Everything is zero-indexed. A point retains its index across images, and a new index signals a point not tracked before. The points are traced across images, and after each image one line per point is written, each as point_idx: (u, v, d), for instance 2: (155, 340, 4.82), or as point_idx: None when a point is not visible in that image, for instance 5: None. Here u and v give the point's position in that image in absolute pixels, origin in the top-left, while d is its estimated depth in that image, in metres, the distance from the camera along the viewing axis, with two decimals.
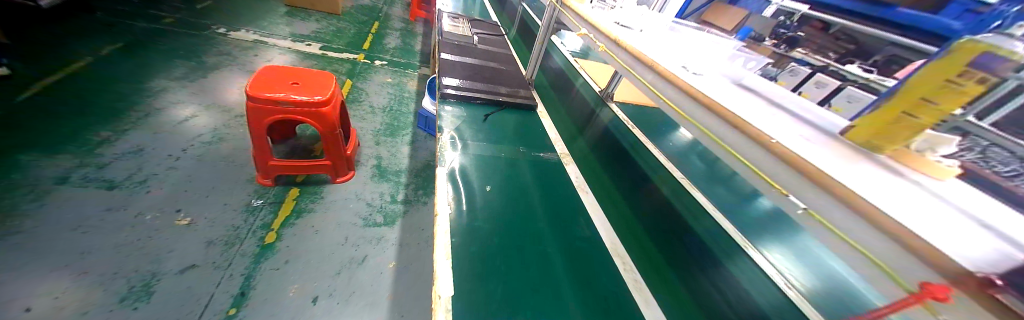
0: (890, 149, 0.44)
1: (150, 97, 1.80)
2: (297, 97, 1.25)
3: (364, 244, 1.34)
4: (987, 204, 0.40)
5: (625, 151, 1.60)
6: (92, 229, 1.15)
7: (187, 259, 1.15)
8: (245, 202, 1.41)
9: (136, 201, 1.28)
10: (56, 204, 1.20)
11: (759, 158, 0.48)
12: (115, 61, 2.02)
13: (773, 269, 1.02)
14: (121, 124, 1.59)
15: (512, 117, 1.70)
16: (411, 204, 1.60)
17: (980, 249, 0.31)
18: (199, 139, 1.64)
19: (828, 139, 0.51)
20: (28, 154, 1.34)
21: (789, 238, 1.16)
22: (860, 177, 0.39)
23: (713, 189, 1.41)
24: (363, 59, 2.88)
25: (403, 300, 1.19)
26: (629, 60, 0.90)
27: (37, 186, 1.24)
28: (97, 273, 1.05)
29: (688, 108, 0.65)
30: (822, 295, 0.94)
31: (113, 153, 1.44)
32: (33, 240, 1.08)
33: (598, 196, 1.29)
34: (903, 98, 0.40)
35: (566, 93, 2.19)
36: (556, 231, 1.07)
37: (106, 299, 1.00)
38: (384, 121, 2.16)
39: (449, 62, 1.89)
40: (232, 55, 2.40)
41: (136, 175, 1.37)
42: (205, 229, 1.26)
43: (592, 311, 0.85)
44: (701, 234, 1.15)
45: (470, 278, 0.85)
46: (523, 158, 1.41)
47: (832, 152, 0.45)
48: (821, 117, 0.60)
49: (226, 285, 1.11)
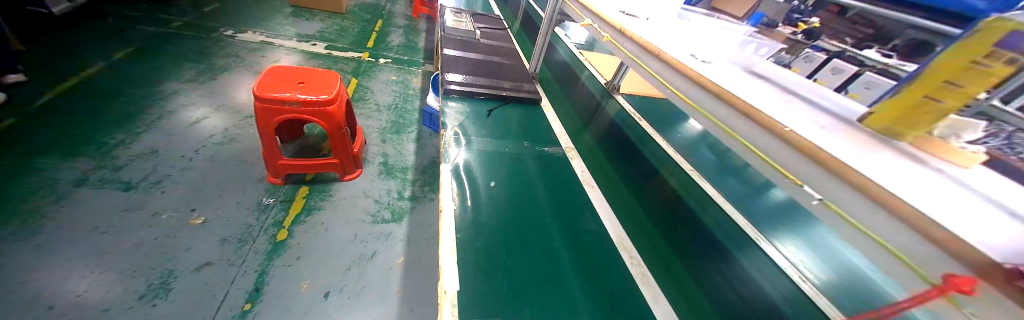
0: (912, 135, 0.42)
1: (161, 100, 1.84)
2: (304, 97, 1.26)
3: (373, 240, 1.36)
4: (1014, 191, 0.38)
5: (631, 144, 1.58)
6: (111, 229, 1.19)
7: (204, 256, 1.19)
8: (257, 200, 1.43)
9: (151, 202, 1.31)
10: (75, 205, 1.24)
11: (771, 147, 0.47)
12: (126, 66, 2.07)
13: (786, 262, 1.00)
14: (135, 126, 1.64)
15: (516, 112, 1.68)
16: (417, 200, 1.61)
17: (1008, 237, 0.29)
18: (211, 139, 1.68)
19: (845, 126, 0.48)
20: (46, 157, 1.39)
21: (805, 230, 1.13)
22: (877, 165, 0.37)
23: (723, 180, 1.38)
24: (368, 57, 2.89)
25: (412, 295, 1.21)
26: (635, 50, 0.88)
27: (58, 188, 1.28)
28: (117, 271, 1.09)
29: (695, 97, 0.64)
30: (839, 286, 0.92)
31: (128, 155, 1.48)
32: (54, 240, 1.13)
33: (605, 190, 1.27)
34: (925, 82, 0.39)
35: (570, 86, 2.15)
36: (562, 225, 1.07)
37: (125, 297, 1.04)
38: (389, 119, 2.17)
39: (452, 58, 1.88)
40: (239, 57, 2.44)
41: (152, 176, 1.41)
42: (218, 228, 1.29)
43: (599, 305, 0.84)
44: (710, 227, 1.13)
45: (476, 274, 0.86)
46: (528, 153, 1.40)
47: (848, 138, 0.44)
48: (837, 104, 0.58)
49: (241, 282, 1.14)
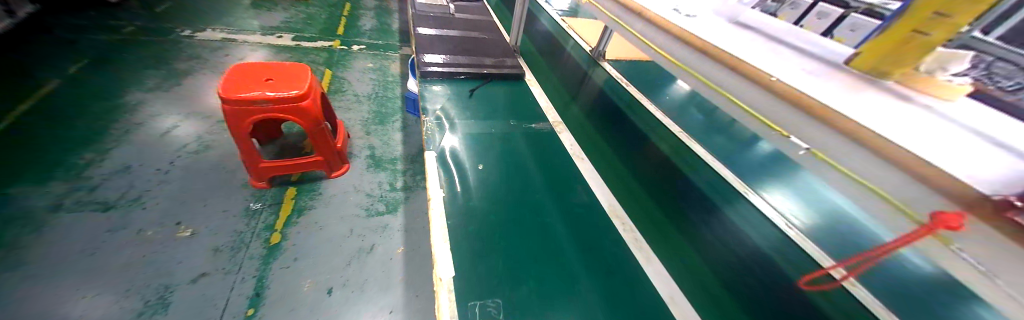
0: (898, 73, 0.41)
1: (126, 112, 1.74)
2: (274, 94, 1.19)
3: (370, 234, 1.36)
4: (999, 121, 0.37)
5: (620, 112, 1.56)
6: (97, 251, 1.16)
7: (198, 267, 1.17)
8: (245, 206, 1.40)
9: (134, 219, 1.27)
10: (53, 231, 1.19)
11: (758, 100, 0.45)
12: (80, 79, 1.93)
13: (773, 212, 1.04)
14: (102, 143, 1.55)
15: (500, 90, 1.63)
16: (411, 190, 1.59)
17: (996, 169, 0.28)
18: (186, 148, 1.60)
19: (833, 70, 0.47)
20: (11, 185, 1.32)
21: (791, 179, 1.16)
22: (865, 107, 0.35)
23: (712, 139, 1.39)
24: (340, 46, 2.74)
25: (416, 281, 1.23)
26: (616, 11, 0.84)
27: (30, 216, 1.23)
28: (110, 292, 1.07)
29: (679, 55, 0.61)
30: (822, 232, 0.97)
31: (99, 174, 1.41)
32: (37, 269, 1.09)
33: (595, 161, 1.26)
34: (914, 14, 0.37)
35: (554, 57, 2.08)
36: (555, 200, 1.07)
37: (123, 317, 1.03)
38: (371, 109, 2.09)
39: (428, 38, 1.78)
40: (203, 58, 2.29)
41: (129, 193, 1.36)
42: (209, 238, 1.26)
43: (596, 273, 0.86)
44: (700, 186, 1.15)
45: (472, 257, 0.86)
46: (516, 131, 1.37)
47: (834, 83, 0.42)
48: (824, 48, 0.56)
49: (241, 288, 1.14)
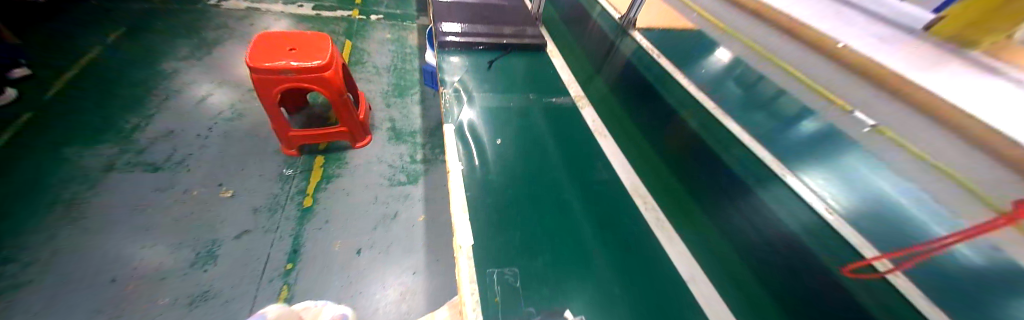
0: (989, 40, 0.35)
1: (164, 80, 1.84)
2: (297, 64, 1.21)
3: (393, 201, 1.42)
4: None
5: (647, 85, 1.45)
6: (149, 208, 1.28)
7: (241, 225, 1.28)
8: (278, 172, 1.48)
9: (180, 180, 1.38)
10: (114, 188, 1.32)
11: (815, 71, 0.39)
12: (121, 48, 2.03)
13: (811, 194, 0.94)
14: (146, 109, 1.66)
15: (521, 61, 1.58)
16: (430, 162, 1.63)
17: None
18: (221, 116, 1.69)
19: (906, 37, 0.41)
20: (74, 146, 1.46)
21: (835, 159, 1.03)
22: (951, 77, 0.31)
23: (750, 115, 1.21)
24: (359, 16, 2.71)
25: (437, 248, 1.29)
26: None
27: (91, 175, 1.36)
28: (166, 243, 1.20)
29: (729, 20, 0.56)
30: (867, 217, 0.86)
31: (146, 138, 1.53)
32: (103, 222, 1.23)
33: (617, 139, 1.22)
34: None
35: (578, 27, 1.97)
36: (574, 176, 1.06)
37: (179, 265, 1.15)
38: (390, 81, 2.10)
39: (446, 6, 1.72)
40: (229, 27, 2.34)
41: (174, 157, 1.47)
42: (248, 199, 1.36)
43: (613, 249, 0.87)
44: (732, 167, 1.06)
45: (489, 228, 0.88)
46: (536, 105, 1.34)
47: (910, 51, 0.36)
48: (899, 12, 0.49)
49: (279, 245, 1.24)
